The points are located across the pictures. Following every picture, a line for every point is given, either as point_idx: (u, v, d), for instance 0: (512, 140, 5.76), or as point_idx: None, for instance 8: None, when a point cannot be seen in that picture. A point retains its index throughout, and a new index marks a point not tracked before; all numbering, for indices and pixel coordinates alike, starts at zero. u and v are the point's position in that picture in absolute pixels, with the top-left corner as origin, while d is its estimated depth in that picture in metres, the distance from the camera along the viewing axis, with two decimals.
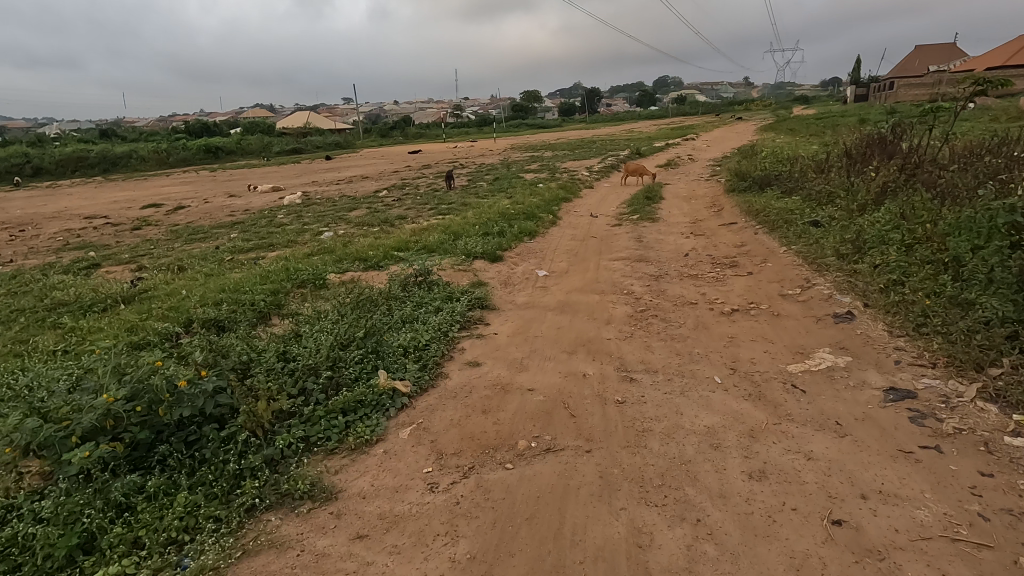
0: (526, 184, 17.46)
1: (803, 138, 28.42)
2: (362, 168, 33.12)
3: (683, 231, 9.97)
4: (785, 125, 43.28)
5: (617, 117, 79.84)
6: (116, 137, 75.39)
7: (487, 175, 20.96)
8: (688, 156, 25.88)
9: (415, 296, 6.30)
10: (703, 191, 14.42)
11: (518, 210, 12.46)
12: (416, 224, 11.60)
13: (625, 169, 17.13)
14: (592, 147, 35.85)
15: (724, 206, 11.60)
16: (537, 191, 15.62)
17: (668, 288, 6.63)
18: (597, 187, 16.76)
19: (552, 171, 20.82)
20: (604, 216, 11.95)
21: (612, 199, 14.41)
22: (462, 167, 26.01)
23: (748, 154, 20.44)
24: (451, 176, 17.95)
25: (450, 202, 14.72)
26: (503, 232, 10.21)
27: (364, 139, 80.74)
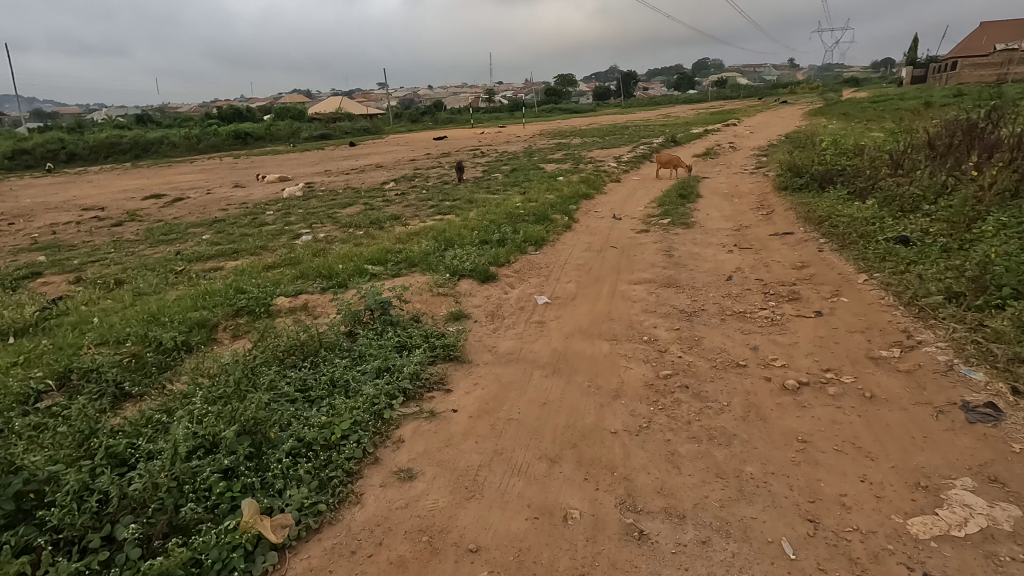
0: (546, 176, 15.70)
1: (860, 125, 25.55)
2: (381, 156, 31.74)
3: (724, 241, 8.12)
4: (837, 109, 39.98)
5: (654, 101, 76.33)
6: (152, 123, 76.61)
7: (505, 166, 19.24)
8: (728, 144, 23.49)
9: (359, 343, 4.74)
10: (747, 188, 12.40)
11: (529, 211, 10.77)
12: (409, 227, 10.07)
13: (656, 160, 15.18)
14: (624, 134, 33.54)
15: (774, 210, 9.67)
16: (556, 185, 13.86)
17: (704, 334, 4.91)
18: (624, 181, 14.87)
19: (576, 161, 18.97)
20: (629, 219, 10.15)
21: (640, 196, 12.57)
22: (482, 156, 24.37)
23: (800, 143, 18.06)
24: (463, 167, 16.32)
25: (456, 198, 13.12)
26: (505, 240, 8.56)
27: (392, 125, 79.72)
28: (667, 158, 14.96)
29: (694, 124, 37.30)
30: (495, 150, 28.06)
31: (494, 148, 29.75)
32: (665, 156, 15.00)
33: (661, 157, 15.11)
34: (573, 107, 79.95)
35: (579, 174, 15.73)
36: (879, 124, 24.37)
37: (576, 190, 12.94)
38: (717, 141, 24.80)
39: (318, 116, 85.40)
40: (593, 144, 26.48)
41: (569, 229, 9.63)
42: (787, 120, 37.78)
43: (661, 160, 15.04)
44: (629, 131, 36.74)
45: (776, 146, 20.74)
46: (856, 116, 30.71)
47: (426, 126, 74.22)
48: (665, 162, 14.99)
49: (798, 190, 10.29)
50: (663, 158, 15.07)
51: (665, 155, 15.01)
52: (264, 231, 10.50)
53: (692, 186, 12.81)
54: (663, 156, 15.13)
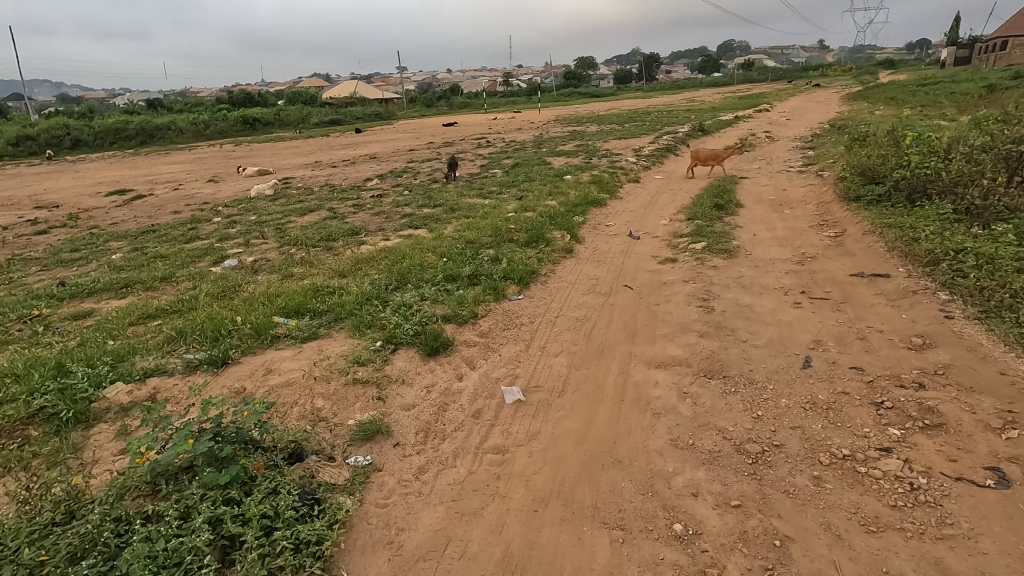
0: (551, 173, 13.37)
1: (916, 111, 22.42)
2: (381, 145, 29.39)
3: (784, 283, 5.74)
4: (879, 93, 36.64)
5: (678, 84, 72.52)
6: (163, 108, 75.56)
7: (507, 160, 16.80)
8: (764, 134, 20.67)
9: (130, 543, 2.54)
10: (799, 195, 9.89)
11: (521, 227, 8.50)
12: (363, 249, 7.83)
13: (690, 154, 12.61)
14: (646, 121, 30.69)
15: (846, 231, 7.20)
16: (561, 187, 11.53)
17: (789, 524, 2.63)
18: (645, 182, 12.37)
19: (589, 154, 16.55)
20: (648, 241, 7.78)
21: (663, 204, 10.12)
22: (487, 147, 22.07)
23: (852, 135, 15.32)
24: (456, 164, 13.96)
25: (440, 203, 10.89)
26: (478, 275, 6.28)
27: (405, 111, 77.20)
28: (703, 153, 12.39)
29: (722, 110, 34.16)
30: (503, 139, 25.60)
31: (501, 137, 27.21)
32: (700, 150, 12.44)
33: (696, 152, 12.56)
34: (593, 92, 76.51)
35: (588, 172, 13.26)
36: (940, 111, 21.23)
37: (583, 195, 10.56)
38: (751, 130, 21.94)
39: (333, 102, 83.29)
40: (609, 133, 23.80)
41: (569, 255, 7.30)
42: (825, 106, 34.42)
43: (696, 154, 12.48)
44: (651, 118, 33.81)
45: (822, 137, 17.92)
46: (908, 101, 27.36)
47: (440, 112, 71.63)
48: (701, 158, 12.42)
49: (875, 203, 7.78)
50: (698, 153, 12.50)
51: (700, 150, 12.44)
52: (185, 250, 8.36)
53: (727, 190, 10.36)
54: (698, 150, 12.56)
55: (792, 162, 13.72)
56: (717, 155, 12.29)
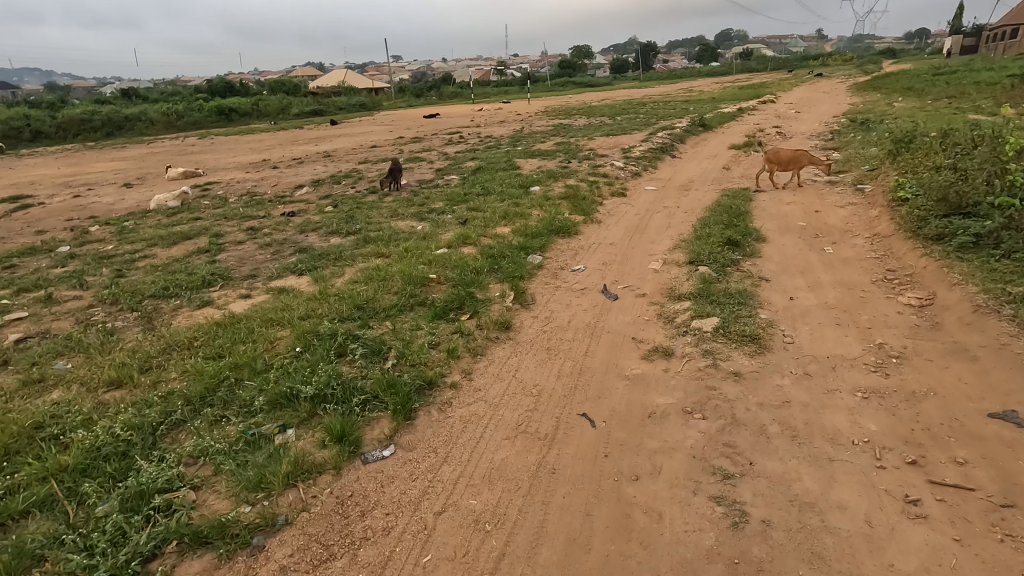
0: (516, 182, 10.73)
1: (945, 104, 19.66)
2: (346, 140, 26.44)
3: (865, 431, 3.16)
4: (891, 83, 34.08)
5: (677, 73, 69.33)
6: (138, 97, 72.34)
7: (469, 162, 14.03)
8: (774, 130, 17.99)
9: None
10: (839, 222, 7.27)
11: (447, 276, 5.88)
12: (197, 317, 5.15)
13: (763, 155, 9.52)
14: (640, 113, 27.82)
15: (937, 301, 4.62)
16: (522, 204, 8.90)
17: None
18: (632, 197, 9.68)
19: (569, 155, 13.89)
20: (629, 308, 5.15)
21: (654, 234, 7.47)
22: (458, 144, 19.37)
23: (886, 135, 12.62)
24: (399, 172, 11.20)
25: (360, 226, 8.24)
26: (327, 394, 3.63)
27: (392, 101, 74.13)
28: (778, 155, 9.34)
29: (724, 101, 31.29)
30: (478, 134, 22.73)
31: (478, 131, 24.30)
32: (776, 151, 9.38)
33: (768, 152, 9.50)
34: (588, 81, 73.33)
35: (561, 182, 10.56)
36: (977, 104, 18.48)
37: (548, 219, 7.88)
38: (758, 125, 19.17)
39: (317, 92, 79.78)
40: (597, 128, 20.99)
41: (504, 335, 4.66)
42: (836, 96, 31.61)
43: (770, 155, 9.40)
44: (645, 109, 30.92)
45: (844, 134, 15.32)
46: (932, 91, 24.49)
47: (429, 102, 68.33)
48: (779, 161, 9.36)
49: (973, 249, 5.15)
50: (771, 153, 9.43)
51: (778, 152, 9.37)
52: None
53: (741, 213, 7.72)
54: (772, 150, 9.49)
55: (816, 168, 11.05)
56: (800, 159, 9.26)
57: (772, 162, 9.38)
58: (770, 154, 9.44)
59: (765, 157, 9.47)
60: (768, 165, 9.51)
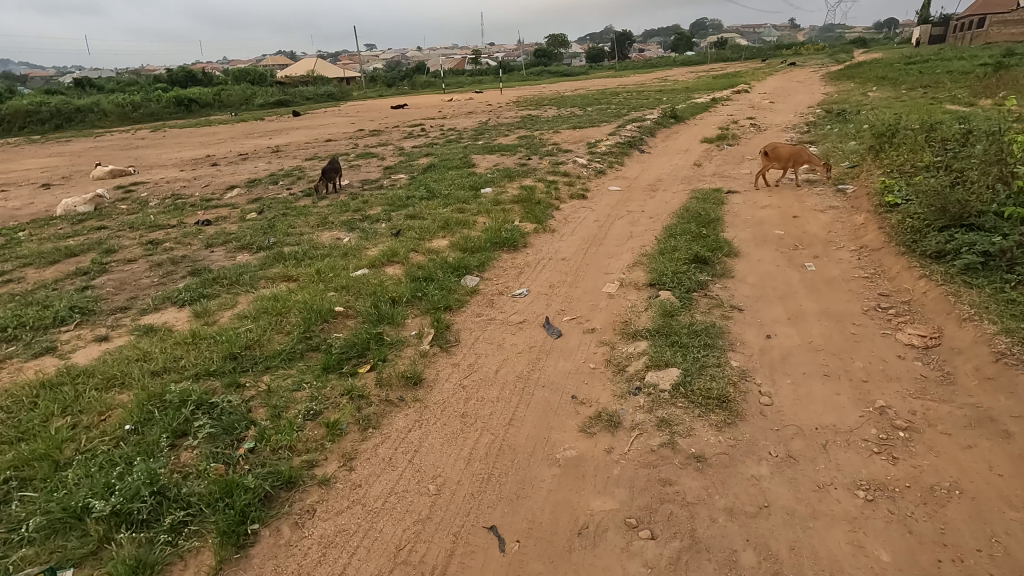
0: (468, 182, 9.67)
1: (921, 95, 19.08)
2: (303, 133, 24.96)
3: (872, 567, 2.27)
4: (863, 72, 33.75)
5: (651, 63, 68.65)
6: (92, 87, 68.85)
7: (422, 159, 12.91)
8: (748, 121, 17.22)
9: None
10: (820, 231, 6.41)
11: (357, 307, 4.84)
12: (26, 374, 4.04)
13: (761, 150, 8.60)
14: (612, 104, 26.84)
15: (943, 343, 3.76)
16: (469, 210, 7.87)
17: None
18: (593, 200, 8.70)
19: (530, 150, 12.85)
20: (573, 351, 4.19)
21: (613, 246, 6.52)
22: (417, 138, 18.16)
23: (865, 129, 11.90)
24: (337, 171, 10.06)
25: (277, 239, 7.12)
26: (131, 511, 2.58)
27: (362, 91, 71.94)
28: (778, 151, 8.45)
29: (697, 91, 30.51)
30: (442, 127, 21.53)
31: (443, 123, 23.09)
32: (776, 147, 8.50)
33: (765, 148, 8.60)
34: (563, 71, 72.08)
35: (516, 183, 9.55)
36: (954, 95, 17.96)
37: (493, 230, 6.87)
38: (732, 117, 18.37)
39: (284, 83, 77.07)
40: (565, 120, 19.97)
41: (409, 395, 3.67)
42: (811, 86, 31.10)
43: (769, 151, 8.49)
44: (617, 100, 30.01)
45: (820, 127, 14.59)
46: (906, 81, 24.02)
47: (401, 92, 66.43)
48: (780, 157, 8.45)
49: (982, 271, 4.31)
50: (770, 148, 8.54)
51: (777, 147, 8.49)
52: None
53: (711, 221, 6.82)
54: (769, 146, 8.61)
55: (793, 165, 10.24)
56: (801, 156, 8.41)
57: (773, 158, 8.46)
58: (769, 149, 8.53)
59: (763, 153, 8.55)
60: (765, 162, 8.59)
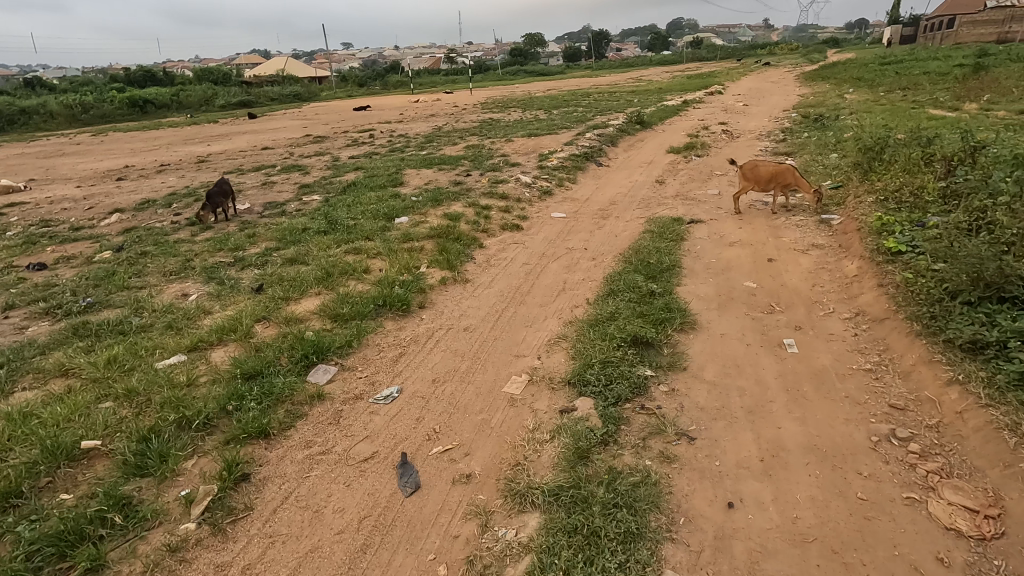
0: (386, 207, 8.08)
1: (901, 99, 18.04)
2: (243, 139, 22.93)
3: None
4: (837, 72, 33.04)
5: (627, 62, 67.53)
6: (44, 87, 65.34)
7: (348, 175, 11.22)
8: (720, 127, 15.91)
9: None
10: (801, 285, 4.99)
11: (122, 435, 3.21)
12: None
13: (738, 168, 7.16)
14: (579, 107, 25.39)
15: (1008, 536, 2.32)
16: (367, 250, 6.28)
17: None
18: (531, 231, 7.18)
19: (474, 164, 11.31)
20: (424, 529, 2.66)
21: (537, 307, 4.99)
22: (362, 146, 16.49)
23: (846, 142, 10.61)
24: (210, 196, 8.13)
25: (103, 295, 5.42)
26: None
27: (331, 91, 69.62)
28: (758, 170, 7.00)
29: (669, 93, 29.22)
30: (392, 133, 19.79)
31: (398, 128, 21.41)
32: (757, 164, 7.05)
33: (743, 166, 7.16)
34: (538, 70, 70.60)
35: (442, 209, 7.96)
36: (935, 99, 16.91)
37: (385, 285, 5.30)
38: (703, 122, 17.02)
39: (249, 82, 74.23)
40: (524, 126, 18.40)
41: None
42: (785, 87, 30.10)
43: (747, 170, 7.06)
44: (586, 102, 28.55)
45: (797, 134, 13.33)
46: (883, 83, 23.05)
47: (370, 92, 64.21)
48: (760, 177, 7.02)
49: None
50: (749, 165, 7.09)
51: (758, 165, 7.04)
52: None
53: (665, 270, 5.34)
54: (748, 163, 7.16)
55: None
56: (786, 177, 6.97)
57: (751, 179, 7.03)
58: (748, 167, 7.08)
59: (740, 171, 7.11)
60: (743, 182, 7.16)
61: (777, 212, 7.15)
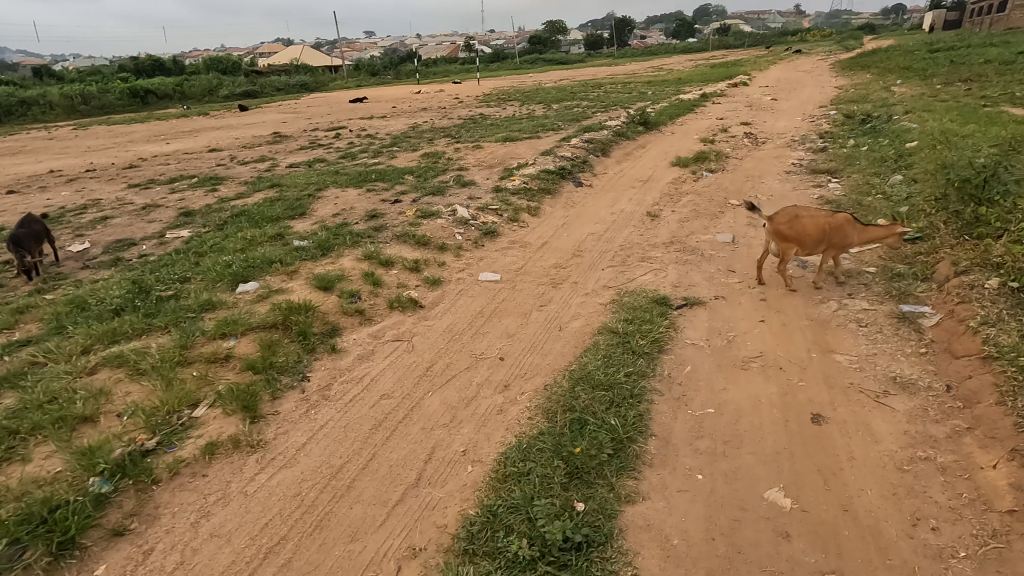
0: (244, 260, 5.63)
1: (965, 93, 14.95)
2: (209, 136, 20.74)
3: None
4: (878, 61, 29.59)
5: (649, 50, 63.79)
6: (51, 76, 64.42)
7: (256, 195, 8.75)
8: (742, 128, 13.09)
9: None
10: (886, 518, 2.40)
11: None
12: None
13: (766, 219, 4.47)
14: (585, 101, 22.52)
15: None
16: (137, 356, 3.83)
17: None
18: (434, 314, 4.64)
19: (418, 182, 8.82)
20: None
21: (341, 546, 2.50)
22: (316, 150, 14.09)
23: (910, 163, 7.86)
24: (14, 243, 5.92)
25: None
26: None
27: (339, 79, 67.50)
28: (800, 226, 4.32)
29: (688, 85, 26.11)
30: (362, 132, 17.31)
31: (375, 126, 18.95)
32: (797, 213, 4.37)
33: (773, 216, 4.47)
34: (556, 58, 67.40)
35: (321, 265, 5.46)
36: (1011, 94, 13.80)
37: (82, 464, 2.82)
38: (721, 122, 14.16)
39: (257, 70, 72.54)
40: (510, 124, 15.73)
41: None
42: (819, 79, 26.84)
43: (781, 225, 4.37)
44: (595, 94, 25.62)
45: (839, 142, 10.50)
46: (937, 74, 19.79)
47: (379, 82, 61.70)
48: (803, 236, 4.34)
49: None
50: (784, 215, 4.40)
51: (798, 215, 4.36)
52: None
53: (610, 455, 2.78)
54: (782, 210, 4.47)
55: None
56: (841, 233, 4.35)
57: (789, 240, 4.36)
58: (782, 218, 4.39)
59: (770, 226, 4.42)
60: (774, 241, 4.49)
61: (820, 285, 4.58)
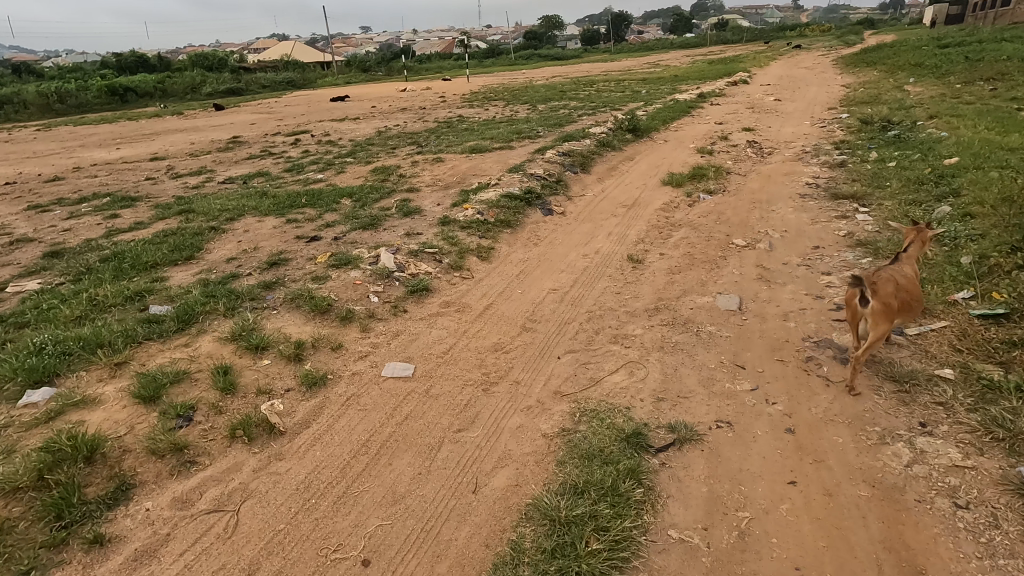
0: (63, 338, 4.08)
1: (991, 94, 13.42)
2: (164, 142, 19.08)
3: None
4: (884, 57, 28.04)
5: (645, 46, 62.14)
6: (28, 73, 62.43)
7: (155, 226, 7.19)
8: (743, 135, 11.56)
9: None
10: None
11: None
12: None
13: (869, 293, 3.01)
14: (573, 101, 20.96)
15: None
16: None
17: None
18: (293, 450, 3.07)
19: (354, 208, 7.29)
20: None
21: None
22: (265, 161, 12.51)
23: (957, 190, 6.32)
24: None
25: None
26: None
27: (327, 76, 65.68)
28: (902, 291, 3.15)
29: (684, 83, 24.47)
30: (325, 137, 15.72)
31: (342, 130, 17.34)
32: (887, 277, 3.15)
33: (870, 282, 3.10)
34: (549, 55, 65.66)
35: (164, 354, 3.90)
36: None
37: None
38: (720, 128, 12.58)
39: (243, 66, 70.61)
40: (485, 130, 14.14)
41: None
42: (823, 77, 25.24)
43: (890, 294, 3.06)
44: (585, 94, 24.00)
45: (858, 154, 8.99)
46: (952, 72, 18.26)
47: (368, 79, 59.87)
48: (904, 303, 3.19)
49: None
50: (880, 282, 3.11)
51: (888, 279, 3.15)
52: None
53: None
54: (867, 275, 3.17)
55: (832, 286, 4.61)
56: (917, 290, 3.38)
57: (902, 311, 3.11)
58: (884, 286, 3.07)
59: (883, 300, 3.01)
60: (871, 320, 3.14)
61: (855, 388, 3.17)
